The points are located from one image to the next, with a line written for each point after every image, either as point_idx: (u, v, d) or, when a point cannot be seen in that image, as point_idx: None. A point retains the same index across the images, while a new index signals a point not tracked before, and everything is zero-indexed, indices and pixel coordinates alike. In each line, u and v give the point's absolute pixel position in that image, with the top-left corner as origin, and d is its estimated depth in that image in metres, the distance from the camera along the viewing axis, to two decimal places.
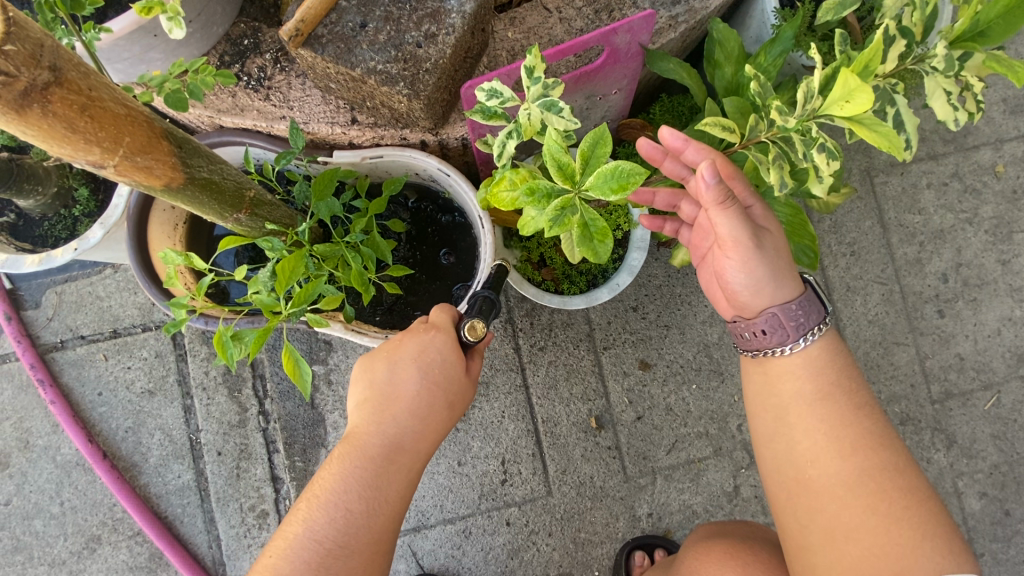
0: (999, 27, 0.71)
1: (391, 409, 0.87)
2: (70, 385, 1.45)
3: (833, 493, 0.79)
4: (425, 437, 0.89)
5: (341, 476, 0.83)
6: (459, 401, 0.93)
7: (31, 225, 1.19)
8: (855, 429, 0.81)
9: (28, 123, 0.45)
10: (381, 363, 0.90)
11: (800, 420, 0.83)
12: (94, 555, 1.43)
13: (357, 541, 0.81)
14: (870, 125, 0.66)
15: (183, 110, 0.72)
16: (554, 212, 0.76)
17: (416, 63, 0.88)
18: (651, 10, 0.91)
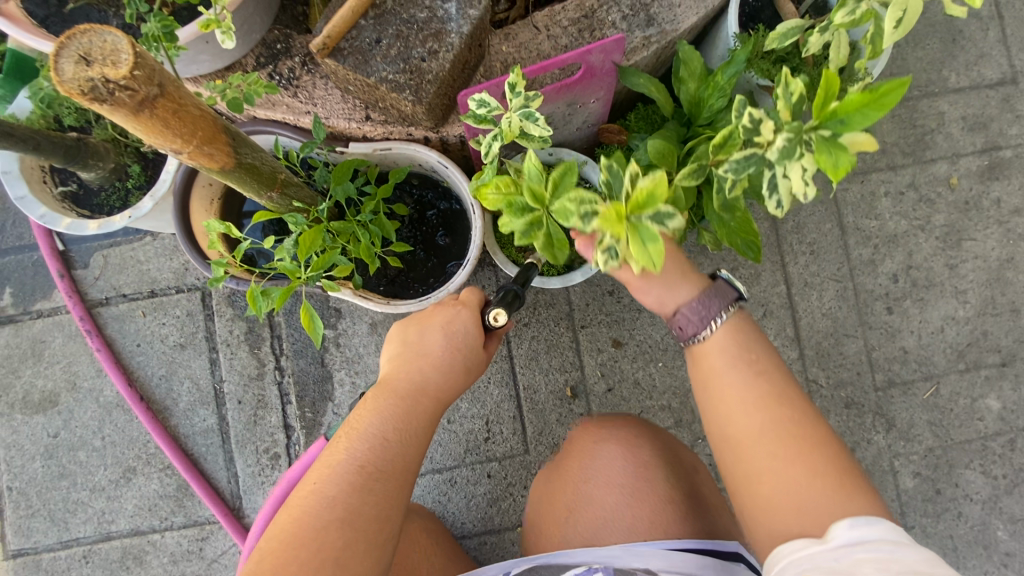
0: (859, 119, 0.77)
1: (420, 363, 1.03)
2: (113, 336, 1.67)
3: (748, 442, 0.90)
4: (446, 391, 1.04)
5: (376, 413, 0.97)
6: (475, 367, 1.09)
7: (90, 195, 1.39)
8: (766, 383, 0.92)
9: (138, 121, 0.65)
10: (413, 327, 1.07)
11: (719, 381, 0.95)
12: (130, 483, 1.65)
13: (392, 468, 0.93)
14: (646, 243, 0.81)
15: (238, 112, 0.95)
16: (520, 208, 0.94)
17: (420, 74, 1.06)
18: (621, 35, 1.09)
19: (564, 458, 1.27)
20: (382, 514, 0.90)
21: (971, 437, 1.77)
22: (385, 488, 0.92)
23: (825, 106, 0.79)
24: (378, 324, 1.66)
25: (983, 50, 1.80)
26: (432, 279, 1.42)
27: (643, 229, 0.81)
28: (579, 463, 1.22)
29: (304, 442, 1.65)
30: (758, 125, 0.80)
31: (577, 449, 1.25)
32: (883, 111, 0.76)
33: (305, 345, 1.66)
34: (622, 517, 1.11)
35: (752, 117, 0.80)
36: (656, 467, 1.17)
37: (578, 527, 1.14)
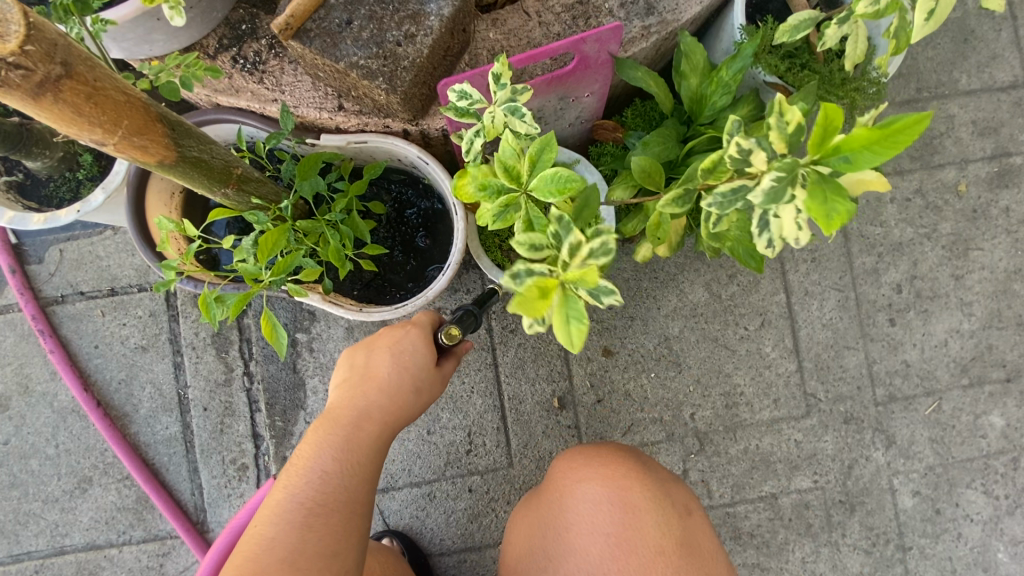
0: (866, 158, 0.61)
1: (364, 387, 0.93)
2: (69, 337, 1.55)
3: None
4: (397, 415, 0.94)
5: (316, 446, 0.88)
6: (430, 387, 0.98)
7: (37, 185, 1.27)
8: None
9: (41, 107, 0.54)
10: (360, 350, 0.99)
11: None
12: (85, 494, 1.54)
13: (336, 504, 0.85)
14: (569, 321, 0.69)
15: (173, 98, 0.83)
16: (500, 208, 0.85)
17: (395, 60, 0.95)
18: (618, 23, 1.00)
19: (545, 492, 1.18)
20: (324, 556, 0.81)
21: (972, 456, 1.70)
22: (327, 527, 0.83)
23: (826, 138, 0.63)
24: (354, 328, 1.56)
25: (996, 51, 1.72)
26: (411, 284, 1.32)
27: (575, 301, 0.69)
28: (561, 502, 1.13)
29: (273, 453, 1.55)
30: (752, 154, 0.68)
31: (559, 485, 1.15)
32: (895, 151, 0.59)
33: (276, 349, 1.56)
34: (602, 566, 1.05)
35: (740, 147, 0.68)
36: (643, 511, 1.08)
37: (559, 575, 1.07)
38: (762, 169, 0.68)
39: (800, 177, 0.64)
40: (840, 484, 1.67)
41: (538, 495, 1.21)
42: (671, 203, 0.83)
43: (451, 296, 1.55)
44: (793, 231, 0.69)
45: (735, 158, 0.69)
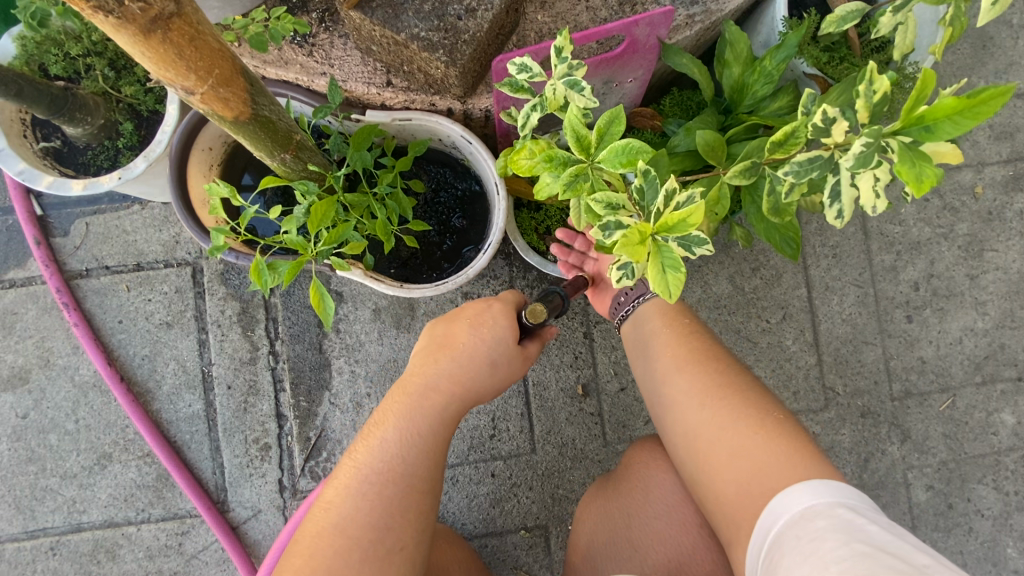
0: (947, 128, 0.69)
1: (437, 357, 0.99)
2: (92, 311, 1.54)
3: (679, 402, 1.02)
4: (465, 387, 0.98)
5: (389, 413, 0.96)
6: (504, 364, 1.00)
7: (75, 153, 1.27)
8: (698, 355, 1.05)
9: (149, 46, 0.55)
10: (440, 320, 1.04)
11: (657, 354, 1.09)
12: (105, 471, 1.52)
13: (399, 474, 0.92)
14: (663, 267, 0.76)
15: (263, 50, 0.92)
16: (569, 178, 0.86)
17: (455, 34, 0.97)
18: (671, 7, 1.02)
19: (620, 482, 1.21)
20: (376, 525, 0.88)
21: (984, 452, 1.73)
22: (384, 495, 0.90)
23: (912, 109, 0.70)
24: (382, 310, 1.56)
25: (1013, 58, 1.76)
26: (446, 263, 1.33)
27: (666, 252, 0.77)
28: (637, 492, 1.16)
29: (297, 433, 1.55)
30: (833, 125, 0.75)
31: (639, 479, 1.17)
32: (977, 121, 0.68)
33: (303, 328, 1.55)
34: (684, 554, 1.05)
35: (825, 115, 0.75)
36: None
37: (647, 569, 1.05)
38: (841, 139, 0.76)
39: (886, 146, 0.73)
40: (856, 476, 1.70)
41: (611, 486, 1.23)
42: (740, 173, 0.91)
43: (479, 281, 1.56)
44: (872, 198, 0.79)
45: (819, 128, 0.76)
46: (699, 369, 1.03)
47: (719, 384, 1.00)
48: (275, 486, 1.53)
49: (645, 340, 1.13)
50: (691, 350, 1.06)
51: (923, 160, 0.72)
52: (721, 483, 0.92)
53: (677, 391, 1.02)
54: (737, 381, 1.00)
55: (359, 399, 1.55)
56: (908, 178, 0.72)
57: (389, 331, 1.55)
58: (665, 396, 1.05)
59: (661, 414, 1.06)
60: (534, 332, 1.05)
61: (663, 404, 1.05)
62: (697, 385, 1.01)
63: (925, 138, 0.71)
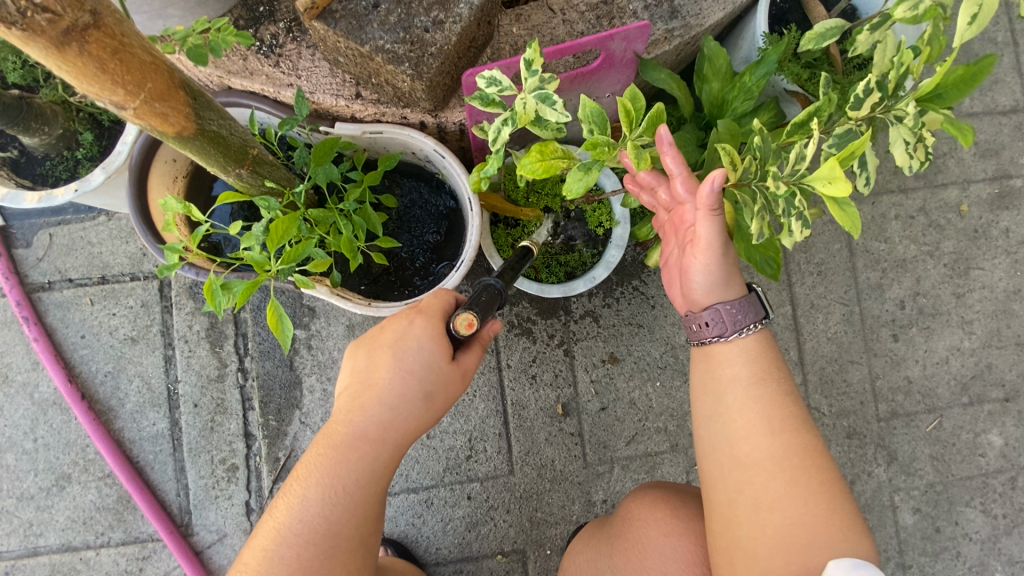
0: (954, 92, 0.83)
1: (365, 397, 0.91)
2: (54, 326, 1.48)
3: (761, 466, 0.86)
4: (395, 426, 0.91)
5: (314, 466, 0.89)
6: (439, 392, 0.93)
7: (33, 163, 1.22)
8: (783, 410, 0.88)
9: (64, 59, 0.51)
10: (363, 351, 0.95)
11: (737, 401, 0.90)
12: (63, 492, 1.46)
13: (319, 532, 0.86)
14: (841, 204, 0.76)
15: (202, 63, 0.86)
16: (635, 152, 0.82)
17: (422, 46, 0.93)
18: (647, 22, 0.99)
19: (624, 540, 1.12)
20: None
21: (972, 474, 1.70)
22: (304, 558, 0.85)
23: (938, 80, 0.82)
24: (355, 326, 1.51)
25: (999, 75, 1.74)
26: (418, 280, 1.29)
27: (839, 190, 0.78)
28: (630, 552, 1.10)
29: (265, 454, 1.49)
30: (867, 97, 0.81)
31: (637, 536, 1.10)
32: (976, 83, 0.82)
33: (273, 345, 1.51)
34: None
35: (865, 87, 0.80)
36: None
37: None
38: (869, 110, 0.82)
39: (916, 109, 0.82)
40: None
41: (607, 540, 1.18)
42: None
43: None
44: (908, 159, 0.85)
45: (856, 99, 0.81)
46: (789, 439, 0.87)
47: (813, 465, 0.86)
48: (242, 509, 1.48)
49: (725, 380, 0.92)
50: (781, 412, 0.88)
51: (954, 123, 0.86)
52: (779, 564, 0.81)
53: (763, 454, 0.86)
54: (826, 466, 0.87)
55: (331, 418, 1.50)
56: (952, 131, 0.86)
57: None
58: (747, 455, 0.87)
59: (728, 466, 0.89)
60: (469, 341, 0.96)
61: (733, 459, 0.89)
62: (788, 454, 0.86)
63: (938, 103, 0.85)
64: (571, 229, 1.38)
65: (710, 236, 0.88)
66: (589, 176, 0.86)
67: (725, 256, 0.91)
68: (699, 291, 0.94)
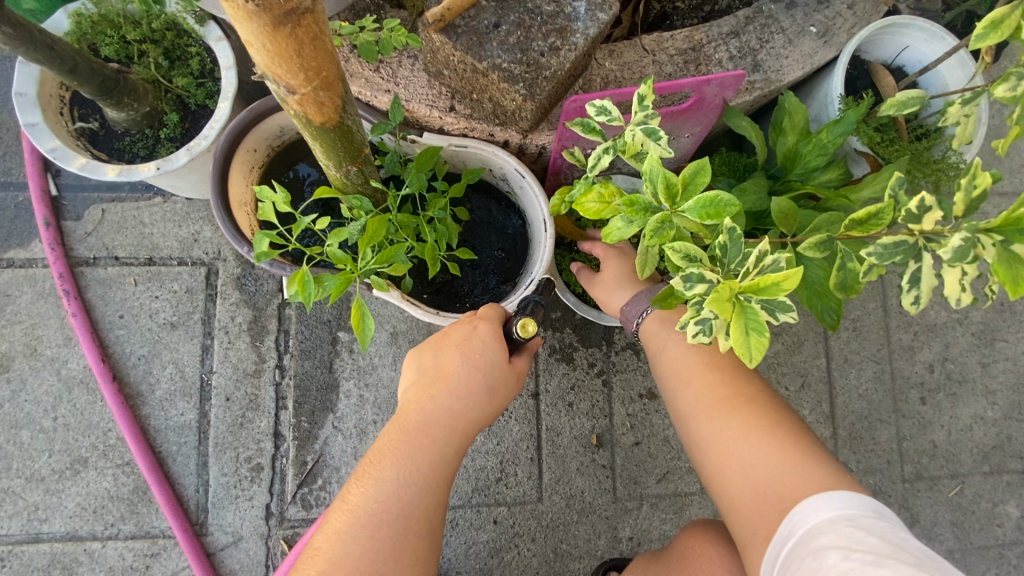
0: None
1: (435, 389, 0.94)
2: (93, 302, 1.44)
3: (698, 415, 0.97)
4: (465, 418, 0.93)
5: (387, 451, 0.90)
6: (500, 386, 0.97)
7: (111, 137, 1.22)
8: (709, 362, 1.00)
9: (272, 38, 0.52)
10: (429, 350, 0.99)
11: (671, 366, 1.04)
12: (76, 477, 1.39)
13: (394, 517, 0.85)
14: (748, 328, 0.72)
15: (370, 58, 0.95)
16: (654, 225, 0.83)
17: (537, 69, 0.96)
18: (743, 71, 1.04)
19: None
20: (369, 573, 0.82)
21: (990, 544, 1.71)
22: (376, 538, 0.84)
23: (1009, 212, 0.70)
24: (399, 335, 1.51)
25: None
26: (480, 295, 1.29)
27: (757, 315, 0.73)
28: None
29: (293, 456, 1.46)
30: (925, 213, 0.74)
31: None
32: None
33: (314, 344, 1.49)
34: None
35: (923, 203, 0.73)
36: None
37: None
38: (930, 228, 0.74)
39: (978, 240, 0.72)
40: None
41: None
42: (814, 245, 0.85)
43: None
44: (956, 291, 0.77)
45: (913, 213, 0.75)
46: (712, 381, 0.97)
47: (771, 417, 0.92)
48: (261, 512, 1.43)
49: (656, 350, 1.08)
50: (725, 379, 0.98)
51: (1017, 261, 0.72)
52: (738, 493, 0.88)
53: (689, 402, 0.98)
54: (789, 421, 0.92)
55: (364, 425, 1.48)
56: (1003, 278, 0.72)
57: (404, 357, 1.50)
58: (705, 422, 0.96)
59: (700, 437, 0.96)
60: (522, 345, 1.02)
61: (705, 438, 0.95)
62: (712, 396, 0.96)
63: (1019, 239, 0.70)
64: None
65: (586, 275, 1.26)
66: (628, 228, 0.87)
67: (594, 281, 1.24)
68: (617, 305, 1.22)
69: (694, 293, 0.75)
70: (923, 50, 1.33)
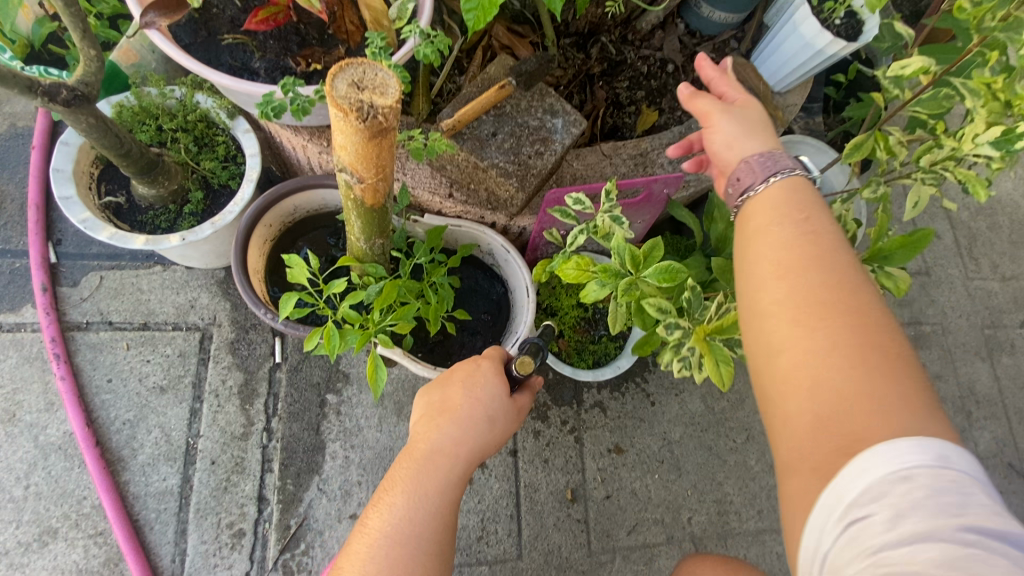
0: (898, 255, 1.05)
1: (441, 420, 1.05)
2: (81, 366, 1.47)
3: (788, 326, 0.67)
4: (468, 445, 1.04)
5: (401, 478, 1.00)
6: (501, 418, 1.09)
7: (135, 210, 1.35)
8: (821, 264, 0.69)
9: (365, 146, 0.71)
10: (436, 387, 1.12)
11: (757, 258, 0.73)
12: (44, 550, 1.33)
13: (408, 536, 0.94)
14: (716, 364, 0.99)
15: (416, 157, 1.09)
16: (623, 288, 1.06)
17: (527, 168, 1.21)
18: (681, 174, 1.33)
19: None
20: None
21: None
22: (390, 557, 0.92)
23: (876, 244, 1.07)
24: (386, 396, 1.60)
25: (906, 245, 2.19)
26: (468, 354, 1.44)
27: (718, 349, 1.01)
28: None
29: (276, 520, 1.46)
30: None
31: None
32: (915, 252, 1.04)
33: (303, 406, 1.55)
34: None
35: None
36: None
37: None
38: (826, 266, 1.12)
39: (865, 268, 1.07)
40: None
41: None
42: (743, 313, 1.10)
43: None
44: None
45: None
46: (798, 276, 0.69)
47: (862, 339, 0.63)
48: None
49: (753, 228, 0.77)
50: (811, 238, 0.71)
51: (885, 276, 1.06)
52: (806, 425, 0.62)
53: (774, 301, 0.69)
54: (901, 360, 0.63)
55: (349, 486, 1.51)
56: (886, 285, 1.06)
57: (390, 417, 1.58)
58: (765, 296, 0.71)
59: (758, 334, 0.70)
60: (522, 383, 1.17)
61: (778, 344, 0.67)
62: (792, 299, 0.68)
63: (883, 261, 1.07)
64: (599, 325, 1.58)
65: (708, 105, 0.95)
66: (604, 291, 1.08)
67: (735, 115, 0.93)
68: (722, 148, 0.91)
69: (674, 335, 0.99)
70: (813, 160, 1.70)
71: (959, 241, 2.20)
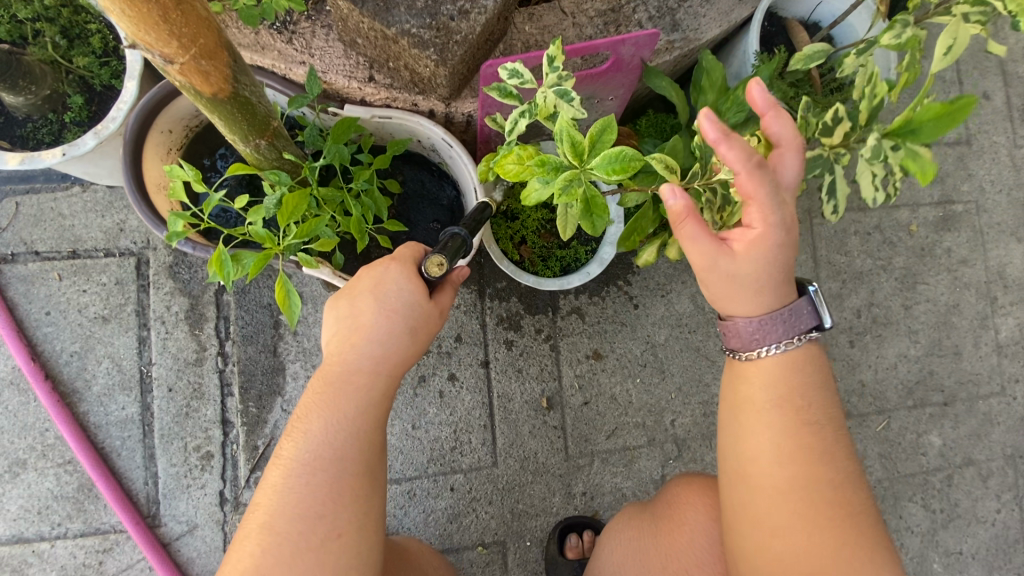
0: (928, 129, 0.75)
1: (354, 338, 0.91)
2: (17, 301, 1.40)
3: (773, 485, 0.82)
4: (389, 362, 0.92)
5: (316, 407, 0.88)
6: (423, 326, 0.95)
7: (11, 124, 1.17)
8: (807, 444, 0.81)
9: (131, 3, 0.52)
10: (344, 300, 0.94)
11: (759, 425, 0.83)
12: (16, 480, 1.37)
13: (328, 463, 0.86)
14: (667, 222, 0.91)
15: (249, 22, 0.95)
16: (562, 183, 0.85)
17: (448, 33, 0.95)
18: (657, 30, 1.04)
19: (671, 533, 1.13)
20: (307, 517, 0.83)
21: (916, 471, 1.78)
22: (309, 485, 0.84)
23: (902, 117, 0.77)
24: None
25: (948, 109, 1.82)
26: None
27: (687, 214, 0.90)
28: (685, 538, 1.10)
29: (243, 442, 1.44)
30: (837, 127, 0.84)
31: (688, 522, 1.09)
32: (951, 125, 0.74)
33: (256, 329, 1.46)
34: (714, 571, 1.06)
35: (835, 115, 0.83)
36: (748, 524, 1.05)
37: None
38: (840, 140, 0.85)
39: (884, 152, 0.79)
40: None
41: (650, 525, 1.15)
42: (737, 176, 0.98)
43: None
44: (870, 189, 0.86)
45: (826, 128, 0.85)
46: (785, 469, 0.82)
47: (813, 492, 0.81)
48: (215, 499, 1.42)
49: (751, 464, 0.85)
50: (801, 413, 0.82)
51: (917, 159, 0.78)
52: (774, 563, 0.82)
53: (771, 470, 0.82)
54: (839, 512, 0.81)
55: None
56: (912, 168, 0.78)
57: None
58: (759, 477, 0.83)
59: (747, 493, 0.85)
60: (444, 283, 0.99)
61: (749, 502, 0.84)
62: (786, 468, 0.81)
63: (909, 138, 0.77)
64: None
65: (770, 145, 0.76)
66: (546, 190, 0.87)
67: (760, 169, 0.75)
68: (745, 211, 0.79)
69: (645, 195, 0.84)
70: (835, 5, 1.38)
71: (1011, 101, 1.84)
